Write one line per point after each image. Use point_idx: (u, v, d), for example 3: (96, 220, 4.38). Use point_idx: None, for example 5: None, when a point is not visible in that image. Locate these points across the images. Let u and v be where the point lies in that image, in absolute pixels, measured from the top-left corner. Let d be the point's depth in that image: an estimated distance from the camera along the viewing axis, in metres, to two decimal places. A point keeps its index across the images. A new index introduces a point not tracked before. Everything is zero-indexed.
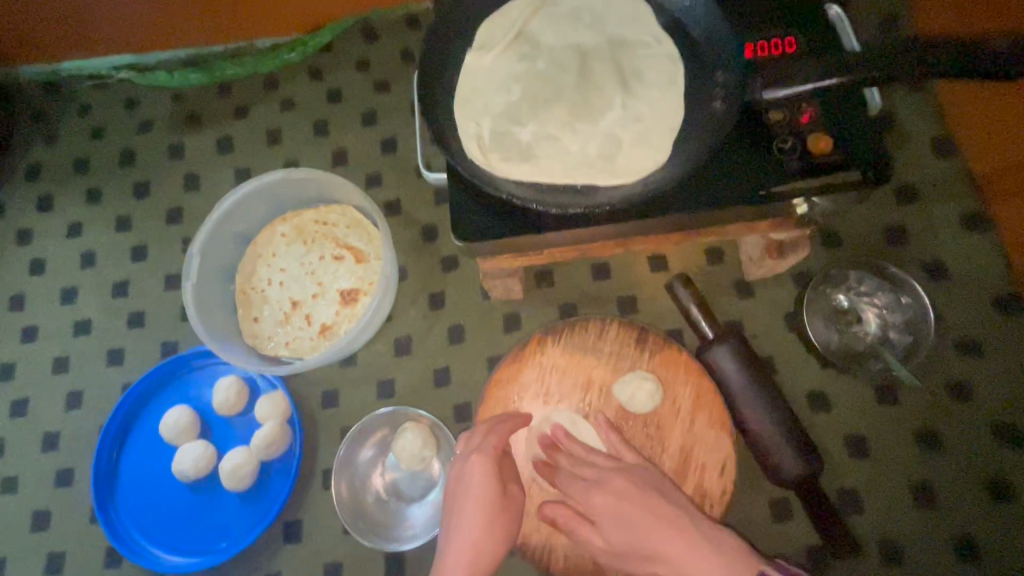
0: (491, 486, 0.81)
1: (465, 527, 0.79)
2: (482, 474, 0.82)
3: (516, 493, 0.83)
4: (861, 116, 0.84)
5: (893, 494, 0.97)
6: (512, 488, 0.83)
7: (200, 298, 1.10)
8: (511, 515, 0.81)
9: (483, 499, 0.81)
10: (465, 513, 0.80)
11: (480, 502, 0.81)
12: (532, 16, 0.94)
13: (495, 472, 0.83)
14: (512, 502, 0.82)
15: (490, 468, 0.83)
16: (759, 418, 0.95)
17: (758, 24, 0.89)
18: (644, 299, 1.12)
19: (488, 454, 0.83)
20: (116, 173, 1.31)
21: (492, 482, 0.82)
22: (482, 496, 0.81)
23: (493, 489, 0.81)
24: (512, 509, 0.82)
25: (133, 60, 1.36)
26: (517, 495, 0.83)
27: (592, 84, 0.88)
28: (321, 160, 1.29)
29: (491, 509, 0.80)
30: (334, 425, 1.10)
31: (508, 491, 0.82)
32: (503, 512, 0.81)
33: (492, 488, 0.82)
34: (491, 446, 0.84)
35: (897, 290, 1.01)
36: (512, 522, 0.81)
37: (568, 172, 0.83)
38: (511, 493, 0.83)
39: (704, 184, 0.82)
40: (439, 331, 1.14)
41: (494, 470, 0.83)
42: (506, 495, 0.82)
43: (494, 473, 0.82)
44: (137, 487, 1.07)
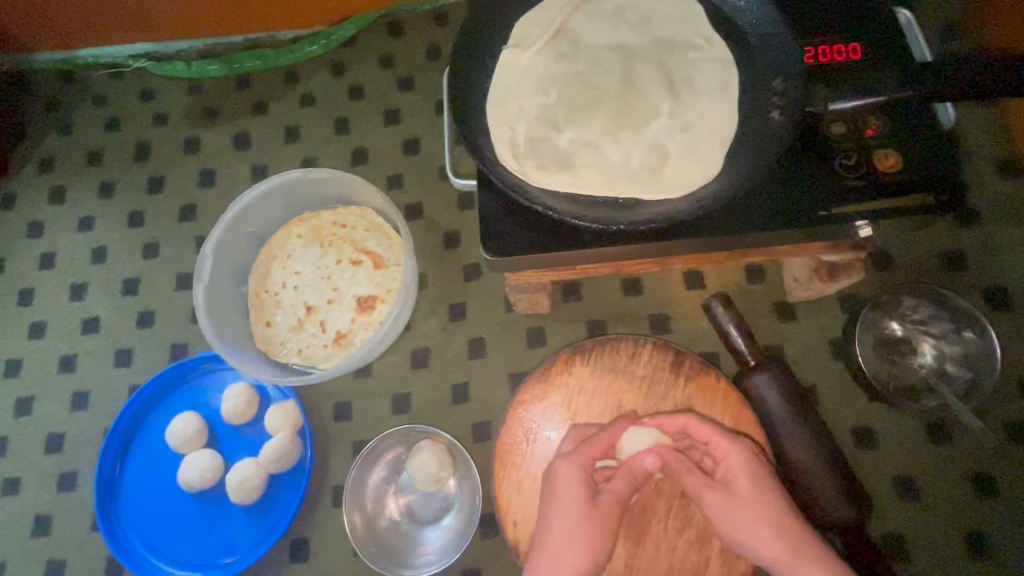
0: (576, 494, 0.77)
1: (551, 531, 0.76)
2: (571, 483, 0.78)
3: (607, 503, 0.77)
4: (933, 132, 0.77)
5: (944, 540, 0.90)
6: (602, 495, 0.77)
7: (212, 301, 1.06)
8: (602, 526, 0.75)
9: (570, 507, 0.76)
10: (553, 517, 0.77)
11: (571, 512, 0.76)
12: (573, 13, 0.87)
13: (584, 480, 0.78)
14: (601, 512, 0.76)
15: (577, 476, 0.78)
16: (803, 452, 0.88)
17: (819, 28, 0.82)
18: (678, 318, 1.05)
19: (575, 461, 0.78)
20: (130, 166, 1.27)
21: (581, 487, 0.77)
22: (566, 503, 0.77)
23: (578, 495, 0.77)
24: (604, 522, 0.75)
25: (150, 49, 1.31)
26: (608, 504, 0.77)
27: (637, 88, 0.81)
28: (340, 159, 1.23)
29: (576, 518, 0.75)
30: (346, 439, 1.05)
31: (595, 498, 0.76)
32: (592, 521, 0.75)
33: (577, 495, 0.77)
34: (580, 452, 0.79)
35: (956, 321, 0.93)
36: (604, 534, 0.75)
37: (608, 184, 0.77)
38: (600, 502, 0.77)
39: (758, 201, 0.76)
40: (459, 344, 1.08)
41: (581, 478, 0.78)
42: (592, 504, 0.76)
43: (581, 478, 0.77)
44: (140, 495, 1.03)
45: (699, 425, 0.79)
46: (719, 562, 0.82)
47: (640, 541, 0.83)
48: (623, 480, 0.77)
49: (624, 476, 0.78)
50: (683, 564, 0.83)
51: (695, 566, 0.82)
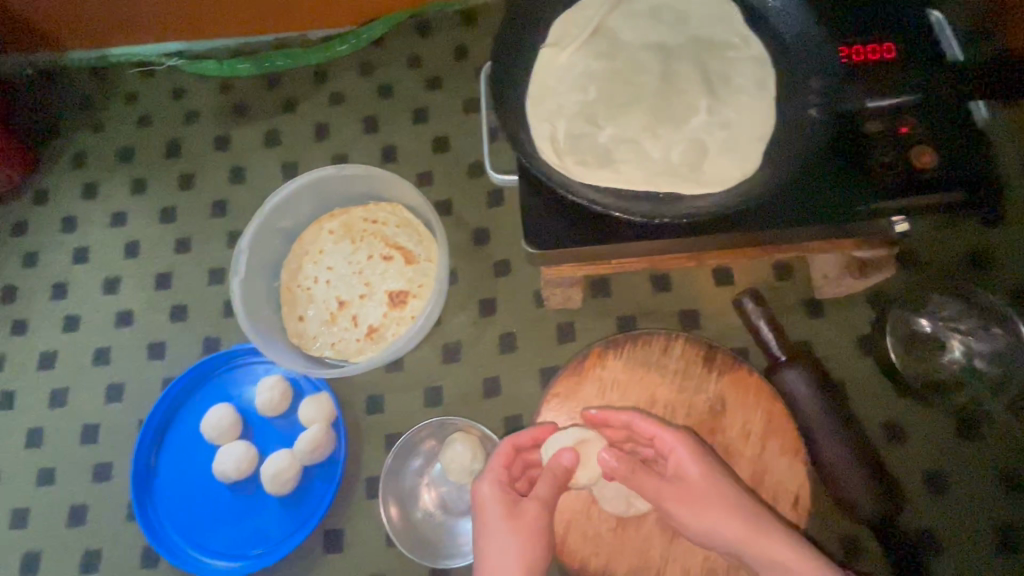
0: (499, 506, 0.79)
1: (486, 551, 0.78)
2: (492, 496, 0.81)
3: (530, 510, 0.79)
4: (967, 130, 0.78)
5: (974, 534, 0.91)
6: (525, 504, 0.79)
7: (247, 295, 1.07)
8: (530, 535, 0.77)
9: (495, 523, 0.78)
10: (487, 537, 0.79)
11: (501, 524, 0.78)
12: (610, 12, 0.89)
13: (503, 492, 0.80)
14: (526, 521, 0.78)
15: (496, 489, 0.81)
16: (834, 446, 0.89)
17: (855, 25, 0.82)
18: (707, 314, 1.06)
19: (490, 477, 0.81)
20: (162, 162, 1.28)
21: (500, 501, 0.80)
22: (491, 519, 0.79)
23: (500, 508, 0.79)
24: (530, 530, 0.77)
25: (182, 48, 1.33)
26: (534, 512, 0.79)
27: (676, 86, 0.83)
28: (370, 156, 1.25)
29: (503, 532, 0.77)
30: (379, 431, 1.06)
31: (516, 507, 0.79)
32: (519, 532, 0.77)
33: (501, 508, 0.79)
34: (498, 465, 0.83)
35: (986, 316, 0.92)
36: (537, 541, 0.77)
37: (650, 179, 0.78)
38: (524, 510, 0.79)
39: (797, 197, 0.77)
40: (490, 339, 1.09)
41: (501, 491, 0.81)
42: (514, 515, 0.78)
43: (499, 492, 0.80)
44: (175, 486, 1.05)
45: (640, 420, 0.81)
46: None
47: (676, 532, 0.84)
48: (547, 486, 0.80)
49: (549, 482, 0.80)
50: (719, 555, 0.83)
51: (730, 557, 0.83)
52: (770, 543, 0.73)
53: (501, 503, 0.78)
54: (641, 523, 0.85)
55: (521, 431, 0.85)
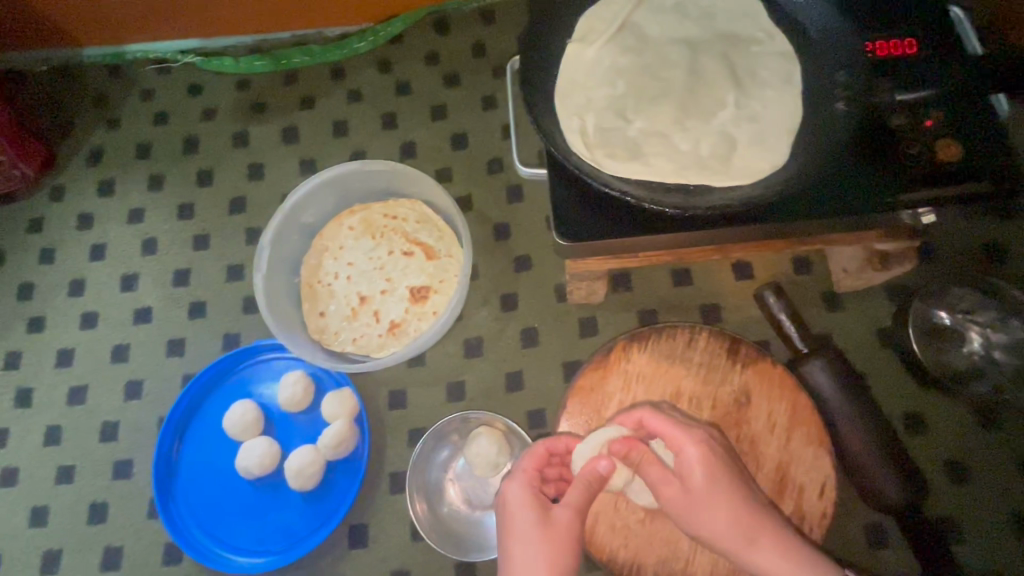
0: (530, 512, 0.75)
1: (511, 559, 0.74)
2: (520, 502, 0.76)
3: (563, 517, 0.74)
4: (992, 121, 0.80)
5: (994, 520, 0.93)
6: (556, 512, 0.74)
7: (269, 291, 1.07)
8: (560, 545, 0.72)
9: (527, 530, 0.74)
10: (512, 545, 0.74)
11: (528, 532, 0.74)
12: (636, 9, 0.90)
13: (533, 498, 0.76)
14: (557, 529, 0.73)
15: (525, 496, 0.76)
16: (857, 438, 0.90)
17: (878, 21, 0.84)
18: (728, 308, 1.07)
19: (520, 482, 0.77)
20: (179, 159, 1.28)
21: (531, 508, 0.75)
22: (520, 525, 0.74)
23: (531, 514, 0.75)
24: (561, 538, 0.73)
25: (199, 45, 1.33)
26: (565, 521, 0.74)
27: (703, 81, 0.84)
28: (388, 153, 1.25)
29: (533, 540, 0.73)
30: (403, 426, 1.06)
31: (548, 515, 0.74)
32: (549, 541, 0.73)
33: (530, 515, 0.75)
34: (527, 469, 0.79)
35: (1003, 308, 0.95)
36: (566, 551, 0.72)
37: (680, 172, 0.79)
38: (556, 519, 0.74)
39: (824, 191, 0.78)
40: (512, 334, 1.10)
41: (530, 496, 0.76)
42: (547, 523, 0.74)
43: (529, 497, 0.76)
44: (197, 482, 1.04)
45: (654, 417, 0.78)
46: None
47: None
48: (579, 493, 0.75)
49: (579, 489, 0.76)
50: None
51: None
52: (760, 552, 0.72)
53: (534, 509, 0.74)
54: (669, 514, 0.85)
55: (555, 438, 0.85)
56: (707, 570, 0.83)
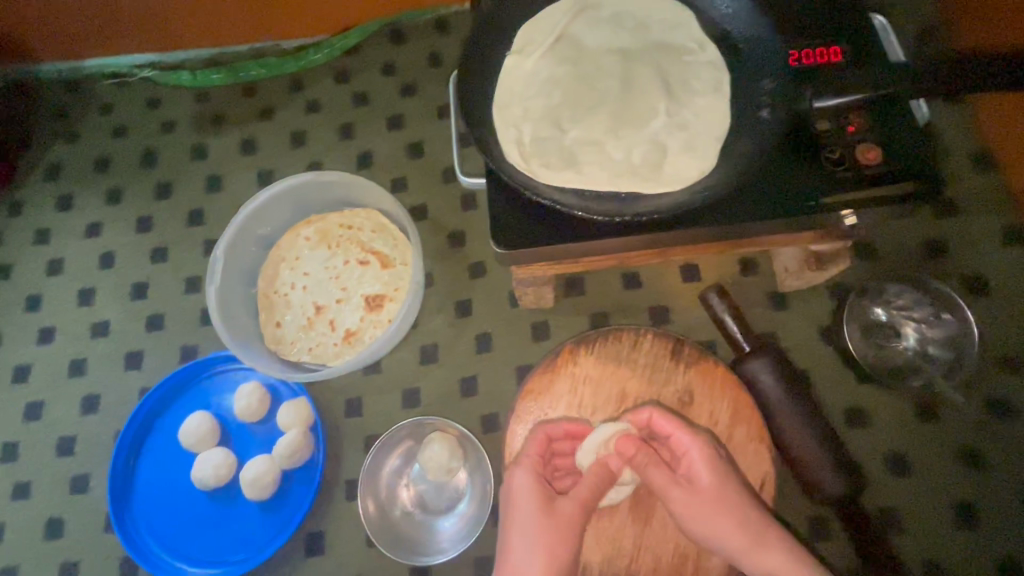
0: (535, 501, 0.79)
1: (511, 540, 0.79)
2: (528, 491, 0.81)
3: (566, 510, 0.79)
4: (909, 127, 0.83)
5: (935, 511, 0.94)
6: (561, 504, 0.79)
7: (224, 303, 1.08)
8: (560, 535, 0.77)
9: (528, 517, 0.79)
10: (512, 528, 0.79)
11: (532, 519, 0.78)
12: (573, 20, 0.92)
13: (539, 484, 0.80)
14: (560, 520, 0.78)
15: (534, 485, 0.81)
16: (797, 431, 0.93)
17: (799, 32, 0.88)
18: (676, 309, 1.09)
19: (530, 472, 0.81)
20: (137, 172, 1.29)
21: (537, 497, 0.80)
22: (524, 509, 0.79)
23: (536, 503, 0.79)
24: (561, 528, 0.77)
25: (156, 58, 1.34)
26: (568, 514, 0.78)
27: (636, 90, 0.86)
28: (345, 163, 1.27)
29: (534, 527, 0.78)
30: (359, 433, 1.08)
31: (552, 506, 0.78)
32: (550, 529, 0.77)
33: (537, 503, 0.79)
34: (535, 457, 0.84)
35: (936, 304, 0.99)
36: (565, 541, 0.77)
37: (612, 179, 0.81)
38: (559, 511, 0.78)
39: (752, 194, 0.80)
40: (467, 339, 1.11)
41: (537, 485, 0.81)
42: (550, 513, 0.78)
43: (535, 484, 0.80)
44: (154, 497, 1.04)
45: (660, 416, 0.81)
46: None
47: (647, 519, 0.87)
48: (586, 487, 0.80)
49: (589, 483, 0.80)
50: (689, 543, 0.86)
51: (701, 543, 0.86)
52: (762, 556, 0.76)
53: (539, 497, 0.78)
54: (613, 513, 0.87)
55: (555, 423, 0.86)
56: (650, 566, 0.85)
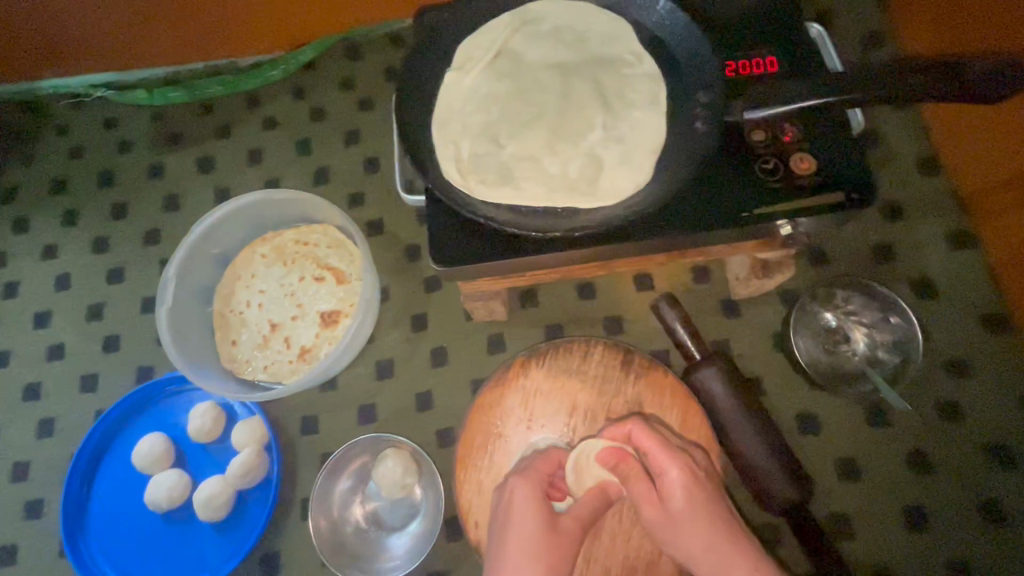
0: (535, 513, 0.75)
1: (506, 556, 0.73)
2: (526, 504, 0.76)
3: (567, 527, 0.75)
4: (845, 135, 0.83)
5: (885, 515, 0.94)
6: (562, 520, 0.76)
7: (177, 323, 1.07)
8: (560, 553, 0.73)
9: (527, 529, 0.74)
10: (508, 544, 0.74)
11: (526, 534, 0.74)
12: (513, 34, 0.92)
13: (541, 498, 0.76)
14: (561, 536, 0.74)
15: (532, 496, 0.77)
16: (749, 439, 0.92)
17: (735, 44, 0.88)
18: (630, 319, 1.10)
19: (528, 480, 0.78)
20: (94, 193, 1.28)
21: (537, 510, 0.75)
22: (522, 524, 0.74)
23: (536, 516, 0.75)
24: (563, 545, 0.73)
25: (112, 78, 1.33)
26: (569, 531, 0.75)
27: (573, 104, 0.87)
28: (302, 179, 1.26)
29: (535, 543, 0.73)
30: (314, 452, 1.07)
31: (554, 521, 0.75)
32: (553, 547, 0.73)
33: (537, 514, 0.75)
34: (534, 470, 0.80)
35: (884, 308, 0.99)
36: (564, 560, 0.73)
37: (547, 195, 0.81)
38: (562, 528, 0.75)
39: (687, 206, 0.80)
40: (422, 354, 1.11)
41: (538, 498, 0.77)
42: (553, 529, 0.74)
43: (538, 498, 0.76)
44: (109, 521, 1.04)
45: (642, 430, 0.79)
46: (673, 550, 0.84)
47: (597, 530, 0.86)
48: (586, 506, 0.78)
49: (589, 503, 0.78)
50: (639, 553, 0.85)
51: (651, 554, 0.85)
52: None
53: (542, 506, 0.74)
54: None
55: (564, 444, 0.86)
56: None
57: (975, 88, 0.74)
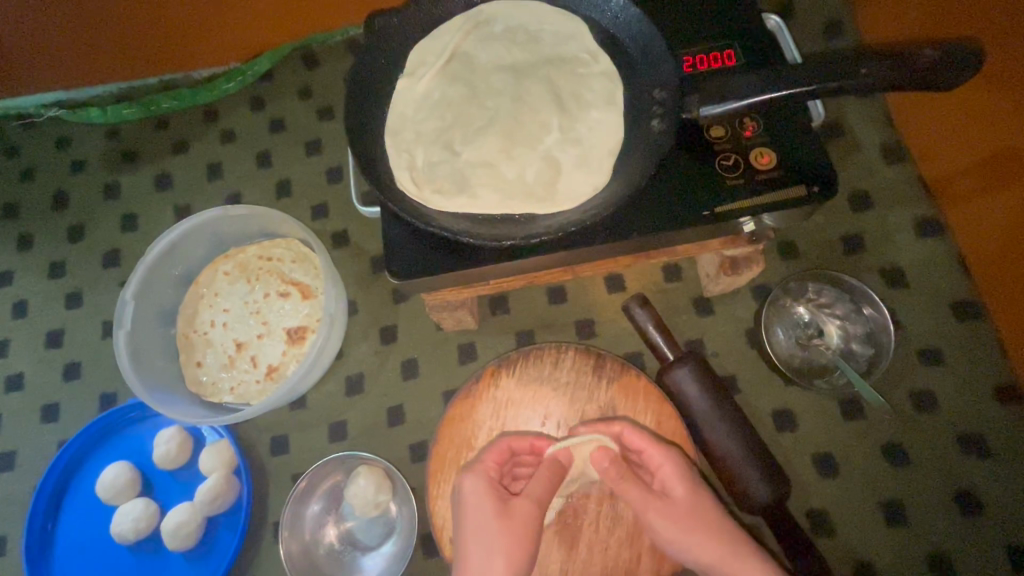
0: (486, 504, 0.70)
1: (467, 554, 0.68)
2: (480, 494, 0.71)
3: (522, 509, 0.70)
4: (805, 128, 0.81)
5: (863, 509, 0.93)
6: (516, 503, 0.70)
7: (137, 348, 1.04)
8: (517, 537, 0.68)
9: (482, 519, 0.69)
10: (466, 533, 0.69)
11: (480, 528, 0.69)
12: (465, 37, 0.90)
13: (491, 488, 0.72)
14: (516, 520, 0.69)
15: (487, 487, 0.72)
16: (724, 442, 0.88)
17: (691, 39, 0.86)
18: (602, 321, 1.08)
19: (481, 472, 0.73)
20: (49, 216, 1.25)
21: (491, 498, 0.71)
22: (476, 517, 0.69)
23: (489, 505, 0.70)
24: (518, 528, 0.68)
25: (63, 96, 1.30)
26: (526, 514, 0.70)
27: (528, 107, 0.85)
28: (264, 193, 1.23)
29: (491, 533, 0.68)
30: (285, 472, 1.05)
31: (507, 505, 0.70)
32: (509, 534, 0.68)
33: (491, 501, 0.70)
34: (489, 464, 0.75)
35: (856, 299, 0.97)
36: (523, 545, 0.68)
37: (506, 202, 0.79)
38: (516, 512, 0.70)
39: (646, 208, 0.79)
40: (393, 366, 1.09)
41: (489, 488, 0.72)
42: (506, 514, 0.69)
43: (489, 488, 0.71)
44: (75, 555, 1.01)
45: (633, 431, 0.75)
46: (650, 557, 0.79)
47: (574, 542, 0.81)
48: (540, 485, 0.72)
49: (542, 479, 0.73)
50: (616, 562, 0.80)
51: (628, 563, 0.80)
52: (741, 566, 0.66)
53: (495, 491, 0.70)
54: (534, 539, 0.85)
55: (520, 434, 0.79)
56: None
57: (934, 70, 0.70)
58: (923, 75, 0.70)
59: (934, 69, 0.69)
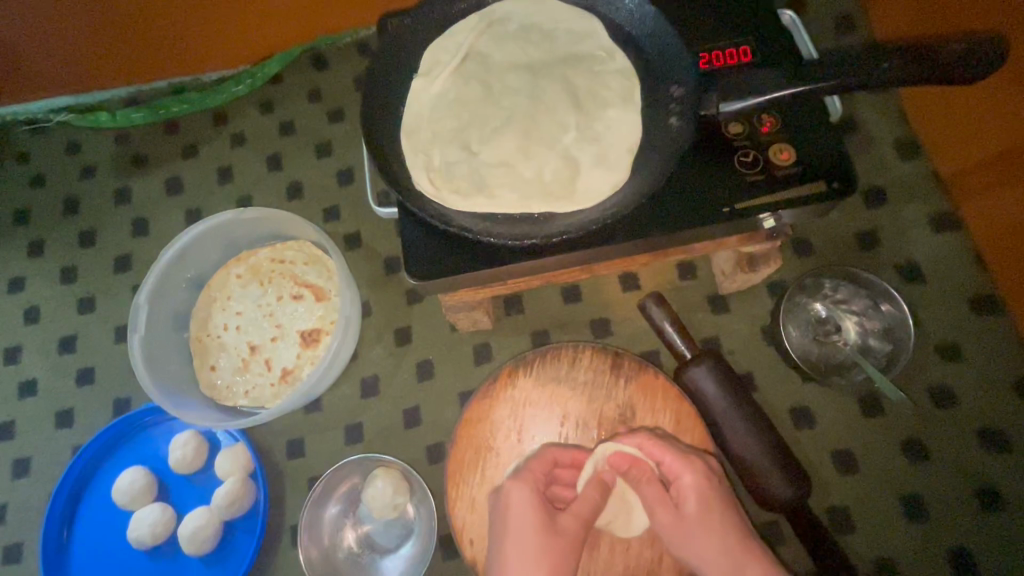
0: (531, 516, 0.70)
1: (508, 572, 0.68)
2: (524, 507, 0.71)
3: (567, 527, 0.71)
4: (825, 124, 0.81)
5: (883, 507, 0.93)
6: (562, 519, 0.71)
7: (151, 352, 1.04)
8: (561, 555, 0.68)
9: (527, 532, 0.69)
10: (507, 549, 0.69)
11: (521, 535, 0.69)
12: (480, 36, 0.90)
13: (540, 501, 0.71)
14: (560, 538, 0.69)
15: (532, 499, 0.72)
16: (744, 440, 0.87)
17: (706, 37, 0.86)
18: (617, 321, 1.08)
19: (528, 482, 0.73)
20: (60, 221, 1.24)
21: (536, 510, 0.71)
22: (520, 530, 0.70)
23: (535, 520, 0.70)
24: (563, 547, 0.69)
25: (71, 102, 1.29)
26: (570, 532, 0.71)
27: (545, 106, 0.85)
28: (275, 196, 1.23)
29: (533, 546, 0.68)
30: (301, 476, 1.04)
31: (555, 522, 0.71)
32: (552, 551, 0.68)
33: (537, 514, 0.70)
34: (533, 472, 0.75)
35: (874, 296, 0.97)
36: (566, 564, 0.68)
37: (523, 202, 0.79)
38: (561, 528, 0.70)
39: (664, 205, 0.78)
40: (407, 368, 1.08)
41: (536, 500, 0.72)
42: (552, 529, 0.70)
43: (535, 500, 0.71)
44: (92, 562, 1.00)
45: (654, 441, 0.76)
46: (672, 558, 0.79)
47: (595, 541, 0.80)
48: (587, 505, 0.73)
49: (591, 499, 0.74)
50: (638, 561, 0.79)
51: (650, 563, 0.79)
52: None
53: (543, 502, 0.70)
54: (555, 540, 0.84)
55: (562, 445, 0.81)
56: None
57: (955, 65, 0.69)
58: (944, 69, 0.69)
59: (956, 62, 0.68)
